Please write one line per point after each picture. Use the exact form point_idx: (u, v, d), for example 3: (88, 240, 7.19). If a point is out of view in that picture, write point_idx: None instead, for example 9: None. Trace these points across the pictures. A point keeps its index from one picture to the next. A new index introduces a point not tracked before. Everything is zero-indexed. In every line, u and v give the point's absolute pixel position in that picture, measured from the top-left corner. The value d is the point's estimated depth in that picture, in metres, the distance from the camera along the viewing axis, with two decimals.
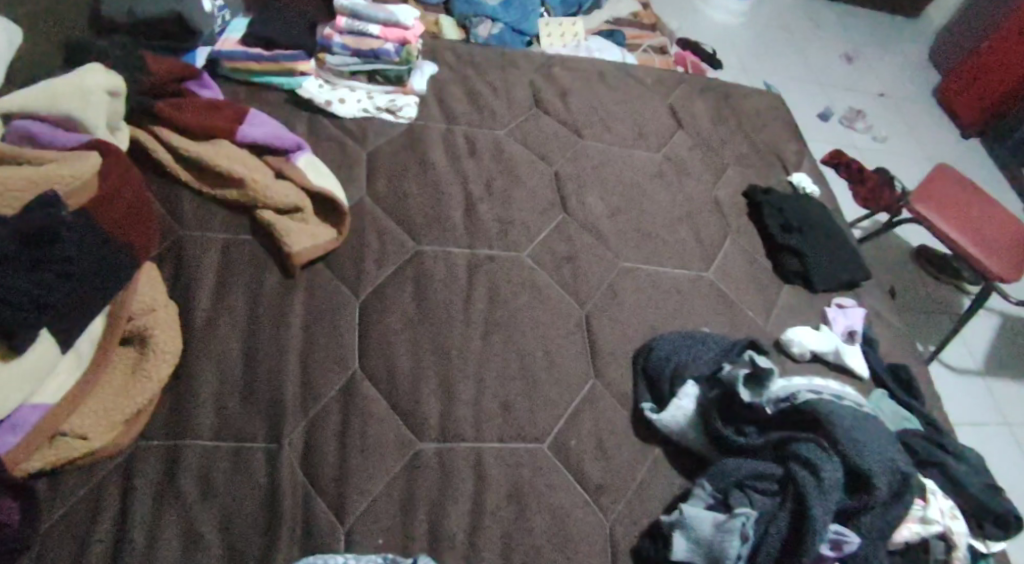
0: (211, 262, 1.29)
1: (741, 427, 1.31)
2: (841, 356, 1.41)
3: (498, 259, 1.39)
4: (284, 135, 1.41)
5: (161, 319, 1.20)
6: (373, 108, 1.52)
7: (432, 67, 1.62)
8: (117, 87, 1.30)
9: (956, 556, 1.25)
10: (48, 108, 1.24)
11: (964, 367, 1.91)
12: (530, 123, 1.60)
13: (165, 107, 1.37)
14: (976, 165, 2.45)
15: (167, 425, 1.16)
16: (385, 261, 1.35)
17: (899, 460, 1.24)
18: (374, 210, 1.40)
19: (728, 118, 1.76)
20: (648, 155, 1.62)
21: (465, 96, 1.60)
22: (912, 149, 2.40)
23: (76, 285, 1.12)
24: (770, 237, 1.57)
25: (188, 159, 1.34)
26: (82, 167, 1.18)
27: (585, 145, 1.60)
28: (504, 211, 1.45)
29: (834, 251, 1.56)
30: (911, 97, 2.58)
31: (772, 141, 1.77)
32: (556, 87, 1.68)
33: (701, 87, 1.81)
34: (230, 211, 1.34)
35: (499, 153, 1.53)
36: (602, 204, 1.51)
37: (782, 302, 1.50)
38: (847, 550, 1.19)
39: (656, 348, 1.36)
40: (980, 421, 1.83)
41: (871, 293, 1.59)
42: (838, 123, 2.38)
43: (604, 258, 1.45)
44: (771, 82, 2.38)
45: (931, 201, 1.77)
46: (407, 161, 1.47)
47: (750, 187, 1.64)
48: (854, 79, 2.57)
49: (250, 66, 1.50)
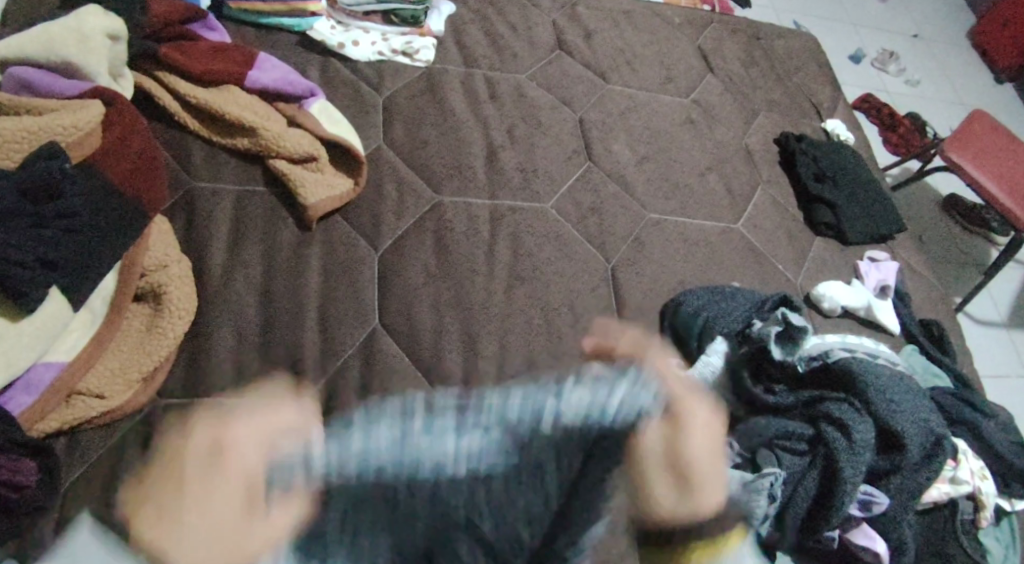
0: (223, 210, 1.23)
1: (770, 385, 1.27)
2: (873, 312, 1.39)
3: (520, 210, 1.34)
4: (296, 79, 1.34)
5: (175, 274, 1.14)
6: (387, 51, 1.44)
7: (450, 6, 1.54)
8: (118, 32, 1.23)
9: (982, 516, 1.24)
10: (46, 54, 1.17)
11: (989, 319, 1.89)
12: (554, 65, 1.53)
13: (169, 51, 1.30)
14: (1004, 109, 2.38)
15: (185, 384, 1.10)
16: (405, 212, 1.29)
17: (933, 421, 1.22)
18: (391, 159, 1.34)
19: (759, 61, 1.70)
20: (676, 101, 1.56)
21: (485, 37, 1.53)
22: (942, 92, 2.33)
23: (82, 241, 1.07)
24: (802, 186, 1.52)
25: (197, 107, 1.28)
26: (83, 117, 1.12)
27: (611, 89, 1.53)
28: (527, 159, 1.39)
29: (865, 202, 1.52)
30: (944, 38, 2.50)
31: (805, 86, 1.71)
32: (580, 28, 1.61)
33: (731, 28, 1.73)
34: (242, 161, 1.28)
35: (522, 98, 1.46)
36: (628, 152, 1.46)
37: (815, 256, 1.45)
38: (875, 511, 1.18)
39: (684, 303, 1.30)
40: (1004, 373, 1.82)
41: (903, 246, 1.55)
42: (870, 65, 2.29)
43: (630, 210, 1.40)
44: (800, 22, 2.27)
45: (965, 150, 1.72)
46: (425, 107, 1.40)
47: (783, 133, 1.59)
48: (885, 16, 2.47)
49: (257, 6, 1.40)
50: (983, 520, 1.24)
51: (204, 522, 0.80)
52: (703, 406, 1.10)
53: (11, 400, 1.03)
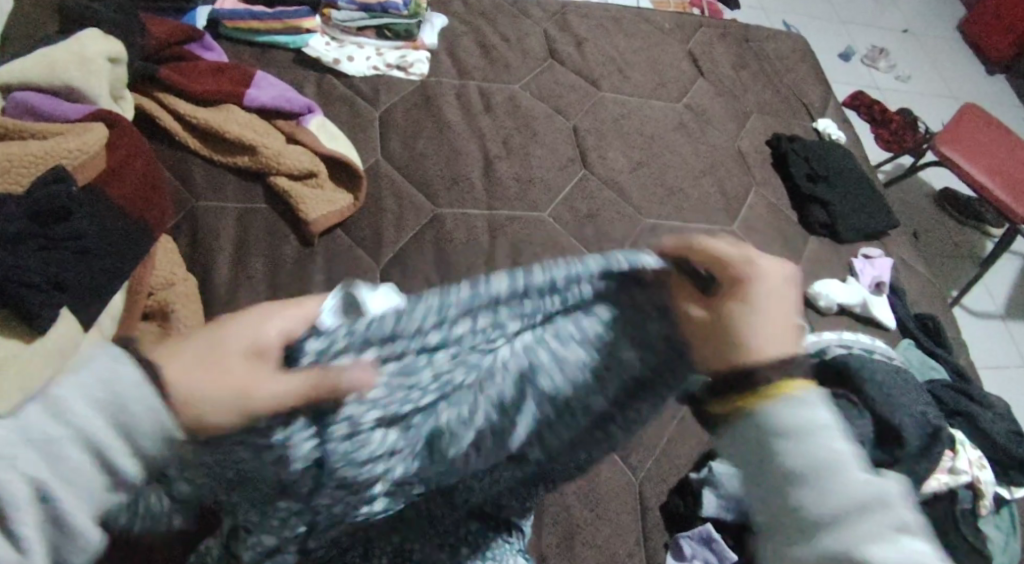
0: (227, 228, 1.23)
1: None
2: (867, 308, 1.42)
3: (518, 219, 1.35)
4: (293, 97, 1.36)
5: (183, 293, 1.14)
6: (382, 66, 1.47)
7: (441, 20, 1.56)
8: (119, 55, 1.23)
9: (982, 505, 1.24)
10: (48, 80, 1.17)
11: (987, 311, 1.93)
12: (547, 74, 1.56)
13: (168, 72, 1.32)
14: (998, 101, 2.41)
15: None
16: (404, 225, 1.29)
17: (929, 414, 1.24)
18: (391, 173, 1.35)
19: (750, 64, 1.75)
20: (669, 106, 1.60)
21: (479, 49, 1.55)
22: (936, 87, 2.36)
23: (92, 263, 1.06)
24: (796, 187, 1.55)
25: (197, 126, 1.29)
26: (88, 139, 1.12)
27: (604, 97, 1.56)
28: (523, 168, 1.41)
29: (858, 200, 1.56)
30: (938, 34, 2.53)
31: (796, 87, 1.77)
32: (571, 36, 1.64)
33: (721, 32, 1.79)
34: (241, 179, 1.28)
35: (516, 107, 1.49)
36: (622, 158, 1.48)
37: (809, 255, 1.49)
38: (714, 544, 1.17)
39: None
40: (1003, 364, 1.85)
41: (896, 243, 1.59)
42: (862, 62, 2.32)
43: (627, 215, 1.41)
44: (789, 21, 2.29)
45: (955, 142, 1.74)
46: (422, 119, 1.42)
47: (774, 135, 1.63)
48: (878, 14, 2.50)
49: (254, 25, 1.43)
50: (983, 508, 1.25)
51: (234, 338, 0.62)
52: (779, 289, 0.67)
53: None
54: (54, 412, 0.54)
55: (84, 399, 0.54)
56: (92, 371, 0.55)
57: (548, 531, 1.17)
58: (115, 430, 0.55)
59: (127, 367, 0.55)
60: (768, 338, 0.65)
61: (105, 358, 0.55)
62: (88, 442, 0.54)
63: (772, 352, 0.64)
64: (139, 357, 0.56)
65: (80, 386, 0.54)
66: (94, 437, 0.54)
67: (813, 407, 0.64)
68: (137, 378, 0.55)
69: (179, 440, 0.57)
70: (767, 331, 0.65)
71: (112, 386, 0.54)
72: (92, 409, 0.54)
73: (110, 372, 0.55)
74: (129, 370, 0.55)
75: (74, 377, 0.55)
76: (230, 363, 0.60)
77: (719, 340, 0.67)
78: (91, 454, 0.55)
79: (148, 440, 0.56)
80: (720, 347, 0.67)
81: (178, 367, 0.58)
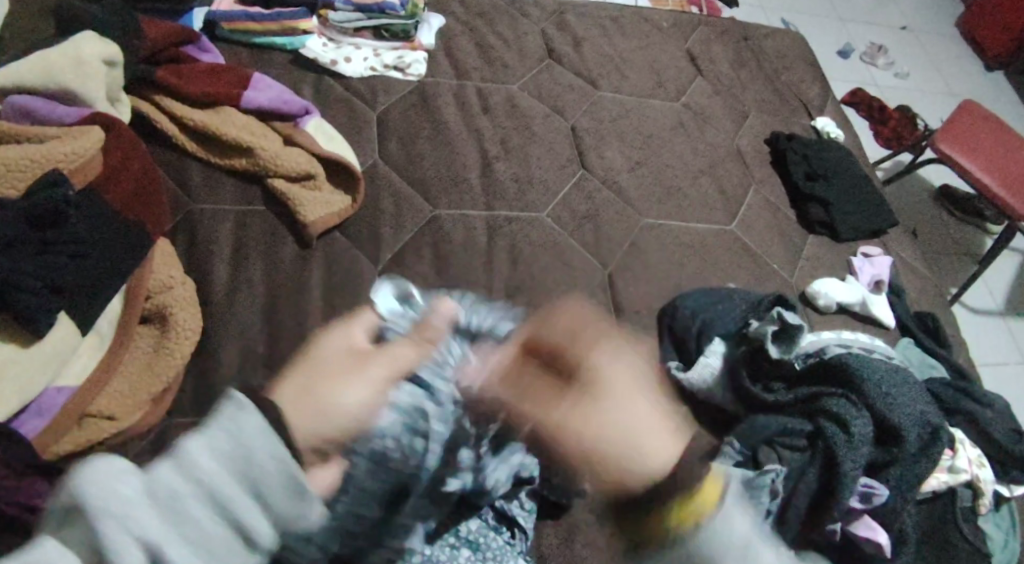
0: (225, 231, 1.23)
1: (771, 383, 1.28)
2: (868, 307, 1.42)
3: (517, 220, 1.34)
4: (290, 98, 1.35)
5: (180, 296, 1.14)
6: (380, 66, 1.46)
7: (439, 19, 1.56)
8: (115, 56, 1.23)
9: (981, 504, 1.24)
10: (44, 83, 1.17)
11: (987, 308, 1.93)
12: (545, 74, 1.55)
13: (164, 74, 1.31)
14: (997, 98, 2.40)
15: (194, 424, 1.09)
16: (402, 226, 1.29)
17: (930, 413, 1.21)
18: (389, 174, 1.35)
19: (748, 62, 1.75)
20: (667, 105, 1.60)
21: (478, 49, 1.55)
22: (936, 84, 2.36)
23: (88, 266, 1.06)
24: (795, 186, 1.55)
25: (194, 129, 1.28)
26: (84, 142, 1.12)
27: (602, 96, 1.56)
28: (521, 169, 1.41)
29: (858, 198, 1.55)
30: (937, 30, 2.53)
31: (795, 85, 1.76)
32: (569, 35, 1.64)
33: (719, 30, 1.78)
34: (238, 181, 1.28)
35: (514, 108, 1.48)
36: (621, 158, 1.48)
37: (808, 254, 1.48)
38: None
39: (682, 304, 1.31)
40: (1003, 362, 1.85)
41: (895, 241, 1.59)
42: (860, 59, 2.32)
43: (626, 215, 1.41)
44: (788, 19, 2.29)
45: (954, 139, 1.74)
46: (420, 120, 1.42)
47: (773, 134, 1.63)
48: (877, 11, 2.50)
49: (250, 26, 1.43)
50: (983, 507, 1.24)
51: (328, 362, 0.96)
52: (616, 380, 1.01)
53: (24, 425, 1.01)
54: (184, 469, 0.76)
55: (216, 455, 0.78)
56: (228, 431, 0.78)
57: (548, 533, 1.17)
58: (240, 476, 0.78)
59: (252, 423, 0.79)
60: (616, 435, 0.95)
61: (226, 419, 0.79)
62: (216, 493, 0.76)
63: (657, 462, 0.95)
64: (256, 425, 0.80)
65: (214, 442, 0.78)
66: (227, 488, 0.77)
67: (734, 529, 0.87)
68: (263, 431, 0.79)
69: (298, 492, 0.80)
70: (623, 430, 0.96)
71: (239, 442, 0.78)
72: (226, 464, 0.78)
73: (235, 425, 0.79)
74: (254, 423, 0.79)
75: (213, 441, 0.78)
76: (332, 374, 0.94)
77: (578, 431, 0.98)
78: (215, 507, 0.76)
79: (272, 496, 0.79)
80: (598, 452, 0.96)
81: (295, 401, 0.89)
